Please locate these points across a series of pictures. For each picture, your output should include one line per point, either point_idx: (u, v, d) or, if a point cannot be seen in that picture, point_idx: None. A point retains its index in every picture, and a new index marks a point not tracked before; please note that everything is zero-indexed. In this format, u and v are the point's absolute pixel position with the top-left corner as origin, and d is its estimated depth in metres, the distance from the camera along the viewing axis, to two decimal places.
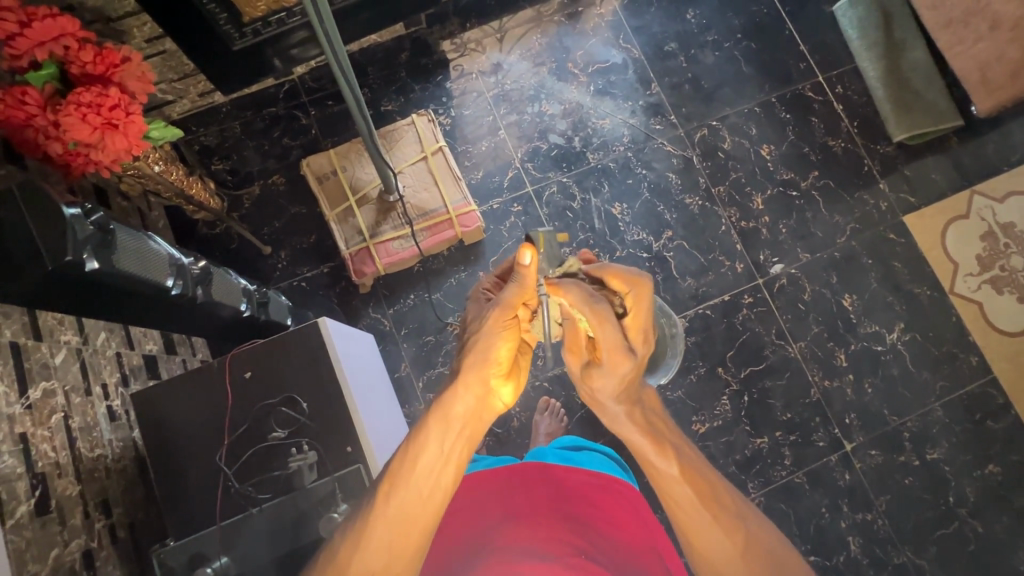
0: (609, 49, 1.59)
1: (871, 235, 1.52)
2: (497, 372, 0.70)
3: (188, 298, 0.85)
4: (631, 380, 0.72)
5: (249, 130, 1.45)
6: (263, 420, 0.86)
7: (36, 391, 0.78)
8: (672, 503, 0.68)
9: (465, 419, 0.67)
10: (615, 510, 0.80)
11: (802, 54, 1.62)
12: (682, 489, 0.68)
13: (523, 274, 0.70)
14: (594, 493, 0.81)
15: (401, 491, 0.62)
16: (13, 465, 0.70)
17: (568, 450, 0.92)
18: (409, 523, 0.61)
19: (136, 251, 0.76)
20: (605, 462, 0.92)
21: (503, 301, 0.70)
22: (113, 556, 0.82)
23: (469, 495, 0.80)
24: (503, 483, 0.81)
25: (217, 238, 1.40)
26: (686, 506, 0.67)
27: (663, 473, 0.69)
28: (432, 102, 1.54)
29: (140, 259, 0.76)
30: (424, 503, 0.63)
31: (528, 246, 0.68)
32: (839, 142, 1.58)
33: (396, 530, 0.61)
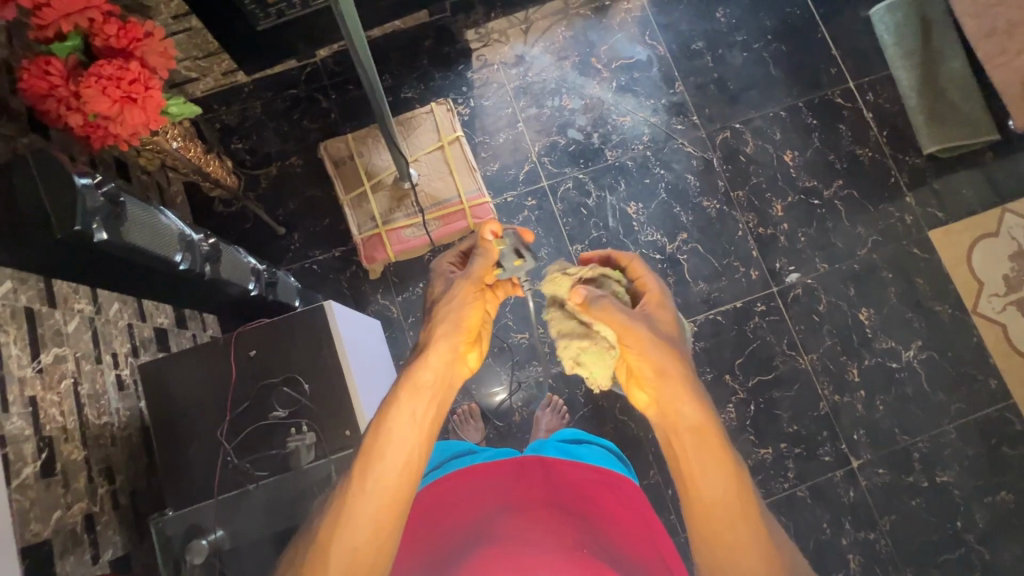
0: (635, 45, 1.57)
1: (893, 249, 1.48)
2: (466, 339, 0.75)
3: (196, 274, 0.86)
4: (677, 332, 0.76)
5: (271, 112, 1.47)
6: (265, 398, 0.87)
7: (47, 355, 0.80)
8: (711, 496, 0.61)
9: (434, 386, 0.69)
10: (613, 505, 0.77)
11: (834, 59, 1.58)
12: (725, 482, 0.61)
13: (486, 250, 0.77)
14: (590, 486, 0.79)
15: (379, 464, 0.62)
16: (22, 426, 0.72)
17: (567, 444, 0.90)
18: (394, 494, 0.61)
19: (147, 225, 0.77)
20: (605, 456, 0.90)
21: (470, 275, 0.76)
22: (114, 522, 0.84)
23: (467, 482, 0.80)
24: (501, 472, 0.81)
25: (233, 217, 1.41)
26: (727, 500, 0.61)
27: (712, 453, 0.62)
28: (452, 91, 1.53)
29: (148, 233, 0.77)
30: (395, 476, 0.62)
31: (491, 219, 0.76)
32: (867, 151, 1.53)
33: (379, 499, 0.60)
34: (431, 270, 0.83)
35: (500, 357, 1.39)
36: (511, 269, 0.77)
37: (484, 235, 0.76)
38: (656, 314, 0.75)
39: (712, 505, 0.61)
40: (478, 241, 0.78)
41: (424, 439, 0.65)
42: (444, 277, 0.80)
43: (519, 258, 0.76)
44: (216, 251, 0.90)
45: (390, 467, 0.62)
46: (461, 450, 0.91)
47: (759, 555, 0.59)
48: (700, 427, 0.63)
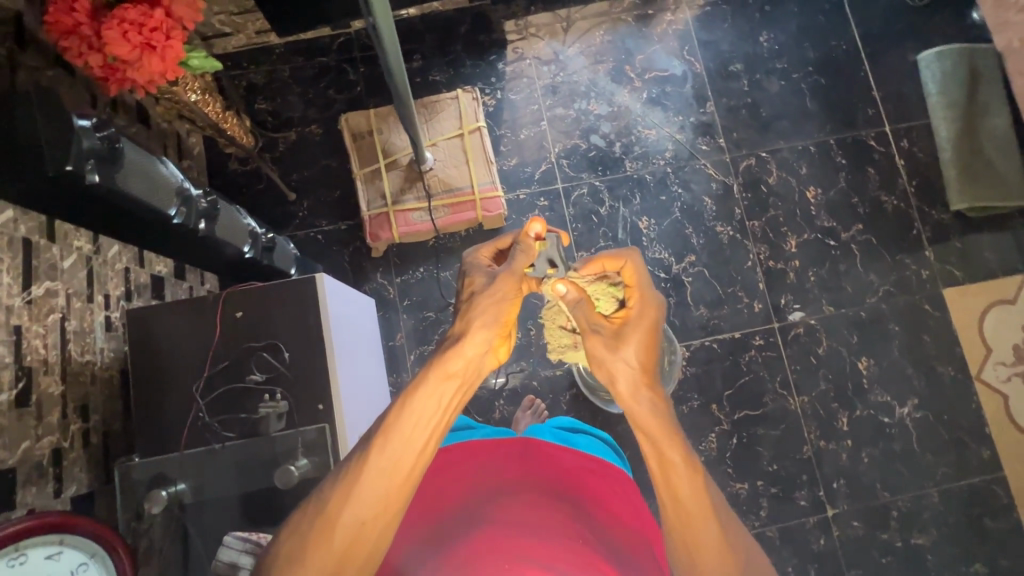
0: (672, 59, 1.54)
1: (903, 302, 1.45)
2: (503, 331, 0.65)
3: (188, 229, 0.87)
4: (659, 339, 0.68)
5: (299, 77, 1.47)
6: (244, 361, 0.87)
7: (38, 288, 0.82)
8: (674, 504, 0.57)
9: (465, 375, 0.60)
10: (604, 493, 0.74)
11: (874, 100, 1.54)
12: (687, 489, 0.57)
13: (527, 245, 0.72)
14: (586, 475, 0.75)
15: (397, 445, 0.56)
16: (2, 354, 0.74)
17: (564, 432, 0.93)
18: (406, 477, 0.57)
19: (145, 172, 0.78)
20: (595, 447, 0.90)
21: (512, 269, 0.68)
22: (82, 460, 0.85)
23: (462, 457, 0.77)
24: (500, 451, 0.78)
25: (246, 176, 1.42)
26: (686, 507, 0.57)
27: (666, 462, 0.58)
28: (481, 80, 1.52)
29: (145, 181, 0.77)
30: (409, 461, 0.57)
31: (537, 219, 0.73)
32: (892, 199, 1.50)
33: (383, 487, 0.56)
34: (463, 264, 0.72)
35: None
36: (542, 273, 0.76)
37: (528, 233, 0.73)
38: (632, 317, 0.68)
39: (675, 509, 0.57)
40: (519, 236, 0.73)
41: (439, 429, 0.58)
42: (483, 270, 0.69)
43: (553, 267, 0.76)
44: (214, 209, 0.91)
45: (401, 459, 0.56)
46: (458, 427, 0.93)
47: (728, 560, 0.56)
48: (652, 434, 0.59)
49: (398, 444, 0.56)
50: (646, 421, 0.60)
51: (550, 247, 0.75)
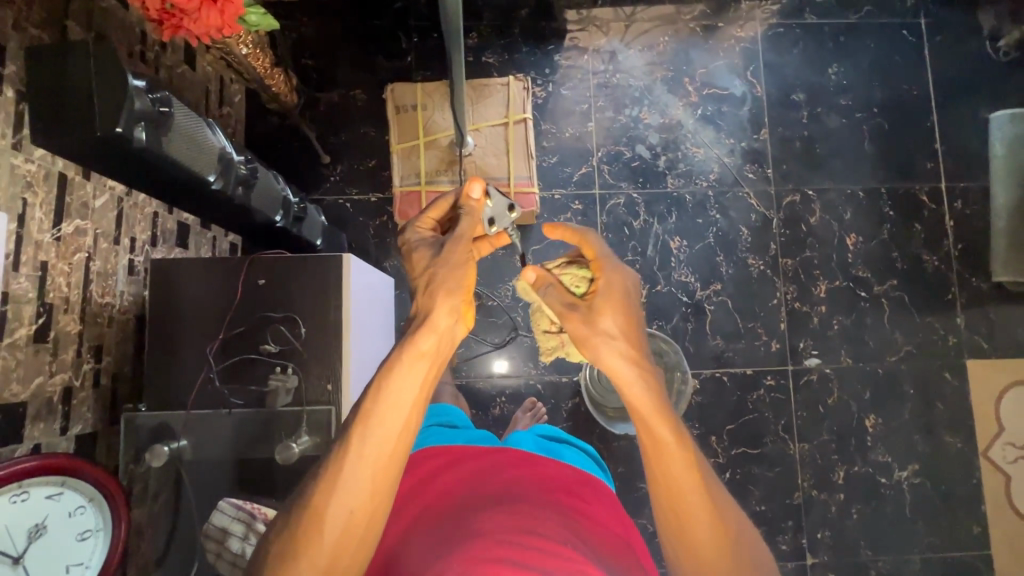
0: (733, 77, 1.48)
1: (923, 366, 1.42)
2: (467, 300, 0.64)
3: (226, 196, 0.87)
4: (635, 306, 0.69)
5: (350, 37, 1.43)
6: (260, 330, 0.87)
7: (68, 226, 0.82)
8: (671, 483, 0.58)
9: (437, 350, 0.59)
10: (590, 501, 0.75)
11: (934, 154, 1.48)
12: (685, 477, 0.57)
13: (473, 208, 0.72)
14: (574, 486, 0.76)
15: (375, 429, 0.55)
16: (27, 289, 0.74)
17: (547, 442, 0.92)
18: (389, 461, 0.55)
19: (188, 134, 0.77)
20: (581, 458, 0.91)
21: (459, 234, 0.69)
22: (90, 400, 0.86)
23: (449, 463, 0.77)
24: (488, 456, 0.79)
25: (283, 131, 1.40)
26: (680, 493, 0.57)
27: (665, 447, 0.58)
28: (534, 69, 1.47)
29: (190, 147, 0.77)
30: (390, 442, 0.55)
31: (477, 178, 0.72)
32: (934, 259, 1.45)
33: (362, 480, 0.54)
34: (402, 236, 0.73)
35: (499, 347, 1.38)
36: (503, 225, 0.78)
37: (467, 195, 0.72)
38: (603, 291, 0.68)
39: (665, 481, 0.58)
40: (461, 199, 0.73)
41: (420, 407, 0.57)
42: (428, 245, 0.70)
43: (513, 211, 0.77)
44: (252, 177, 0.90)
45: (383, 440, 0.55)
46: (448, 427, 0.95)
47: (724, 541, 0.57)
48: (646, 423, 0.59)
49: (379, 426, 0.55)
50: (644, 408, 0.59)
51: (494, 204, 0.76)
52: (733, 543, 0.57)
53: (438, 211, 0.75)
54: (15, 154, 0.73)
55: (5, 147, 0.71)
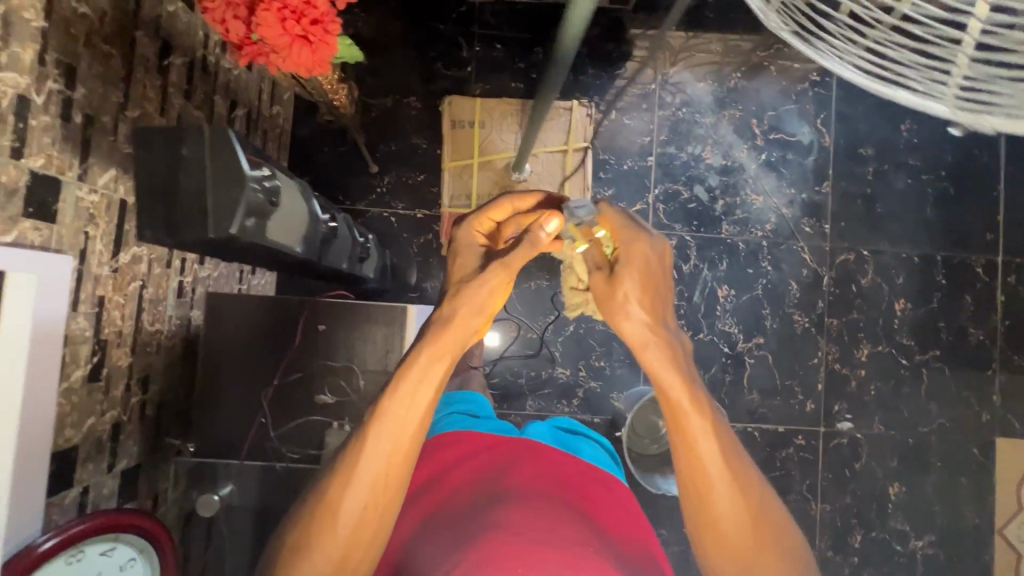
0: (802, 123, 1.42)
1: (953, 440, 1.41)
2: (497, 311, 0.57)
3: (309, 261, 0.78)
4: (663, 282, 0.58)
5: (410, 41, 1.35)
6: (316, 378, 0.85)
7: (126, 255, 0.77)
8: (700, 487, 0.51)
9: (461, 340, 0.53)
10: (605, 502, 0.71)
11: (996, 225, 1.44)
12: (717, 474, 0.50)
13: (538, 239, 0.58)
14: (589, 483, 0.72)
15: (388, 422, 0.50)
16: (84, 328, 0.70)
17: (565, 434, 0.87)
18: (402, 453, 0.50)
19: (283, 211, 0.67)
20: (601, 457, 0.86)
21: (506, 260, 0.56)
22: (136, 433, 0.83)
23: (464, 455, 0.73)
24: (503, 448, 0.75)
25: (333, 136, 1.33)
26: (712, 493, 0.51)
27: (694, 442, 0.51)
28: (598, 93, 1.40)
29: (285, 223, 0.67)
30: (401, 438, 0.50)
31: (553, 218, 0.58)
32: (979, 333, 1.43)
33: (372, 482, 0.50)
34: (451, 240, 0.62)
35: (533, 381, 1.36)
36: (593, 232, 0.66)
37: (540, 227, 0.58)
38: (624, 258, 0.57)
39: (693, 484, 0.51)
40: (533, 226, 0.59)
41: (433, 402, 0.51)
42: (473, 253, 0.59)
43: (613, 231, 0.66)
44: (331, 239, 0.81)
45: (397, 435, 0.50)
46: (465, 413, 0.88)
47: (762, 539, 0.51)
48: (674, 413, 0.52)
49: (393, 422, 0.50)
50: (675, 399, 0.52)
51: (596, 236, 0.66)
52: (772, 538, 0.51)
53: (494, 213, 0.64)
54: (80, 186, 0.67)
55: (70, 180, 0.66)
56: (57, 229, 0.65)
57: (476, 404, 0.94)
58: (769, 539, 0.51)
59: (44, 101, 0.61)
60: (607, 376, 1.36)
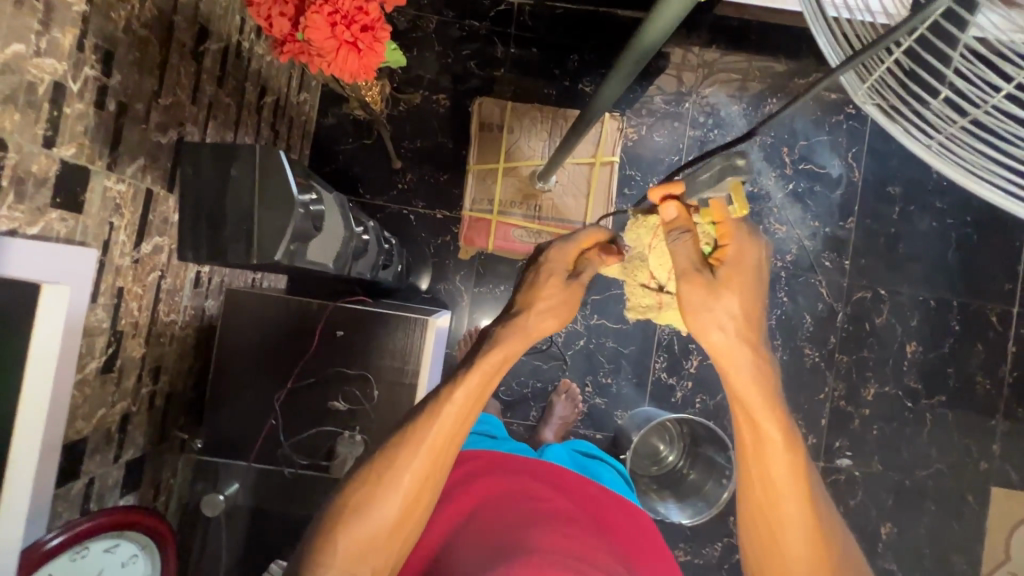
0: (833, 156, 1.40)
1: (949, 486, 1.41)
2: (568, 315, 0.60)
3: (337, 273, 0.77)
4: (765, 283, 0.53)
5: (445, 36, 1.32)
6: (330, 384, 0.84)
7: (147, 245, 0.75)
8: (767, 500, 0.52)
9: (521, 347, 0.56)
10: (623, 530, 0.74)
11: (1015, 275, 1.43)
12: (780, 484, 0.51)
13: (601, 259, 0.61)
14: (610, 510, 0.76)
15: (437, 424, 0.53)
16: (101, 319, 0.68)
17: (582, 457, 0.91)
18: (446, 450, 0.54)
19: (327, 230, 0.66)
20: (618, 484, 0.89)
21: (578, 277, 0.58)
22: (144, 423, 0.81)
23: (487, 467, 0.75)
24: (525, 466, 0.78)
25: (358, 127, 1.31)
26: (771, 503, 0.52)
27: (760, 454, 0.51)
28: (630, 107, 1.38)
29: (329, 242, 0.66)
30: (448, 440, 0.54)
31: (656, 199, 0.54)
32: (987, 382, 1.42)
33: (432, 456, 0.53)
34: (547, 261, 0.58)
35: (539, 392, 1.35)
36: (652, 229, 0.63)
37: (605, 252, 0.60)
38: (728, 260, 0.52)
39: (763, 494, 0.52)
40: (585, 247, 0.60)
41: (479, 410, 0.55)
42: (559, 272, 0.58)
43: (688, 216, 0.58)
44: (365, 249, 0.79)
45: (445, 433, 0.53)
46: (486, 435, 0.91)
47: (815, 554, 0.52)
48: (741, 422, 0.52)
49: (445, 425, 0.54)
50: (755, 416, 0.51)
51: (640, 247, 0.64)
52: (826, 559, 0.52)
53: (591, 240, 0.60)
54: (109, 175, 0.65)
55: (99, 169, 0.64)
56: (83, 220, 0.63)
57: (490, 425, 0.96)
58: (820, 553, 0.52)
59: (80, 88, 0.59)
60: (613, 393, 1.36)
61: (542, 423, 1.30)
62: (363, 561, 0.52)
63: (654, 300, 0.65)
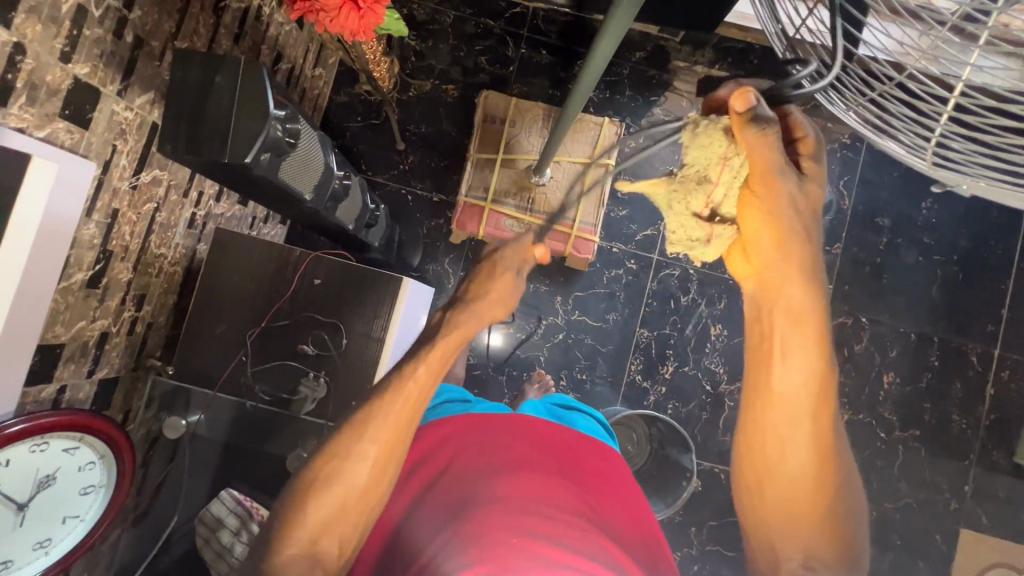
0: (825, 182, 1.44)
1: (916, 522, 1.40)
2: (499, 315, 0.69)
3: (314, 213, 0.84)
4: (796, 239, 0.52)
5: (460, 31, 1.39)
6: (303, 329, 0.89)
7: (147, 175, 0.80)
8: (780, 416, 0.53)
9: (447, 349, 0.65)
10: (600, 477, 0.75)
11: (997, 317, 1.44)
12: (797, 408, 0.53)
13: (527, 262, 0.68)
14: (585, 453, 0.78)
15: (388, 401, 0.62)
16: (93, 235, 0.73)
17: (561, 411, 0.90)
18: (400, 423, 0.62)
19: (297, 153, 0.75)
20: (593, 430, 0.90)
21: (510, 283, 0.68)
22: (122, 346, 0.85)
23: (455, 432, 0.77)
24: (490, 425, 0.78)
25: (367, 106, 1.37)
26: (792, 418, 0.53)
27: (776, 368, 0.53)
28: (631, 115, 1.43)
29: (299, 168, 0.75)
30: (400, 415, 0.62)
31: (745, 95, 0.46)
32: (962, 422, 1.42)
33: (388, 433, 0.62)
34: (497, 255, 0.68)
35: (514, 381, 1.37)
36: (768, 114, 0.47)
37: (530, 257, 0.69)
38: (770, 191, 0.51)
39: (772, 399, 0.53)
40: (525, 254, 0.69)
41: (425, 388, 0.64)
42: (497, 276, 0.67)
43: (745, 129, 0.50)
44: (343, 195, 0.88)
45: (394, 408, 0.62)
46: (457, 399, 0.89)
47: (817, 489, 0.53)
48: (773, 331, 0.54)
49: (396, 401, 0.62)
50: (786, 313, 0.53)
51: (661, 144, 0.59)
52: (827, 497, 0.53)
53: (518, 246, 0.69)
54: (118, 101, 0.71)
55: (109, 93, 0.69)
56: (88, 136, 0.68)
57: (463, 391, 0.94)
58: (830, 488, 0.53)
59: (101, 15, 0.64)
60: (586, 390, 1.37)
61: (512, 408, 1.32)
62: (329, 532, 0.58)
63: (706, 231, 0.61)
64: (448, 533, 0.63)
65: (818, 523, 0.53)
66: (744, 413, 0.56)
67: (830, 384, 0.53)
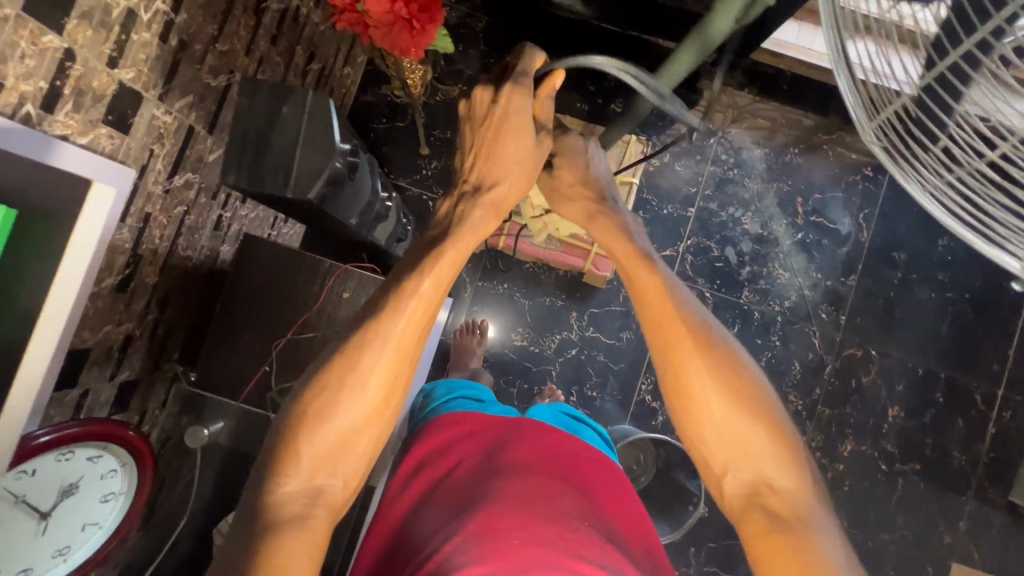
0: (845, 214, 1.44)
1: (910, 554, 1.42)
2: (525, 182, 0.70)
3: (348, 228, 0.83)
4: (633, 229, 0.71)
5: (491, 38, 1.37)
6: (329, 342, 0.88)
7: (180, 179, 0.78)
8: (687, 394, 0.61)
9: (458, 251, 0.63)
10: (602, 490, 0.72)
11: (1004, 358, 1.45)
12: (695, 379, 0.61)
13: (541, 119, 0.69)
14: (588, 463, 0.75)
15: (394, 317, 0.59)
16: (125, 239, 0.71)
17: (569, 420, 0.86)
18: (407, 342, 0.60)
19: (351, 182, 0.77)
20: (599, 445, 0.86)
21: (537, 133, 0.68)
22: (143, 349, 0.84)
23: (461, 436, 0.76)
24: (498, 429, 0.77)
25: (393, 108, 1.35)
26: (694, 386, 0.61)
27: (671, 352, 0.62)
28: (656, 134, 1.43)
29: (350, 194, 0.77)
30: (406, 333, 0.59)
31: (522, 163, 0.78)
32: (962, 458, 1.44)
33: (395, 354, 0.59)
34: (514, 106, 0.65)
35: (525, 393, 1.37)
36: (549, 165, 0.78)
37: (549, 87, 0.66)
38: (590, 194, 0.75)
39: (675, 382, 0.62)
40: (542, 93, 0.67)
41: (432, 307, 0.60)
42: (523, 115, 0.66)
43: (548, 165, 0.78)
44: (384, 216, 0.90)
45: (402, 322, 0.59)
46: (468, 398, 0.87)
47: (751, 440, 0.59)
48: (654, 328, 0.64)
49: (404, 316, 0.59)
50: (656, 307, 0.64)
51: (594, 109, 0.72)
52: (764, 445, 0.59)
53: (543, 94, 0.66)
54: (158, 106, 0.69)
55: (151, 98, 0.67)
56: (128, 141, 0.66)
57: (478, 390, 0.94)
58: (765, 435, 0.59)
59: (149, 19, 0.63)
60: (595, 407, 1.38)
61: None
62: (328, 467, 0.57)
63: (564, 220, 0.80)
64: (451, 531, 0.61)
65: (761, 467, 0.58)
66: (673, 406, 0.63)
67: (718, 352, 0.62)
